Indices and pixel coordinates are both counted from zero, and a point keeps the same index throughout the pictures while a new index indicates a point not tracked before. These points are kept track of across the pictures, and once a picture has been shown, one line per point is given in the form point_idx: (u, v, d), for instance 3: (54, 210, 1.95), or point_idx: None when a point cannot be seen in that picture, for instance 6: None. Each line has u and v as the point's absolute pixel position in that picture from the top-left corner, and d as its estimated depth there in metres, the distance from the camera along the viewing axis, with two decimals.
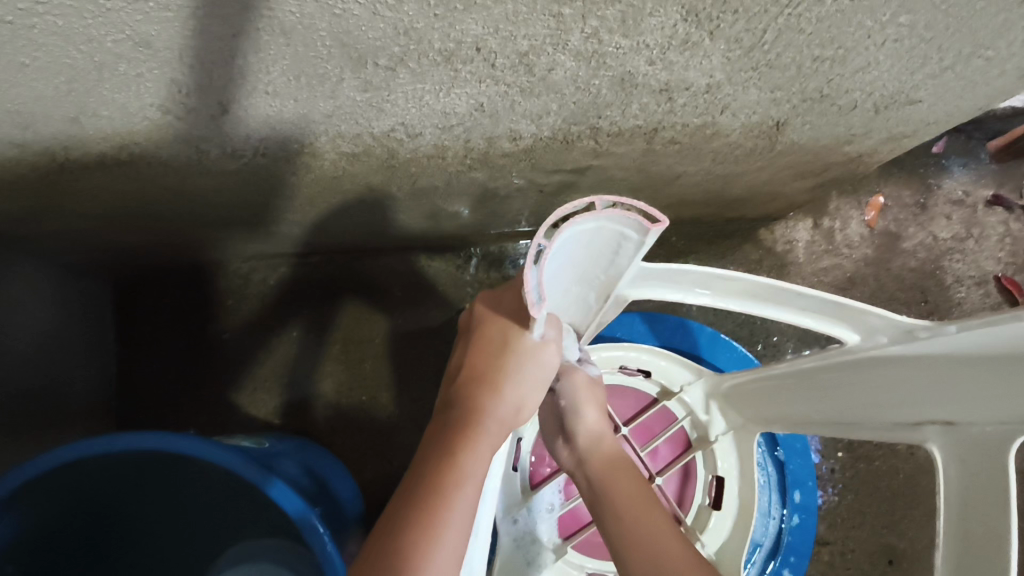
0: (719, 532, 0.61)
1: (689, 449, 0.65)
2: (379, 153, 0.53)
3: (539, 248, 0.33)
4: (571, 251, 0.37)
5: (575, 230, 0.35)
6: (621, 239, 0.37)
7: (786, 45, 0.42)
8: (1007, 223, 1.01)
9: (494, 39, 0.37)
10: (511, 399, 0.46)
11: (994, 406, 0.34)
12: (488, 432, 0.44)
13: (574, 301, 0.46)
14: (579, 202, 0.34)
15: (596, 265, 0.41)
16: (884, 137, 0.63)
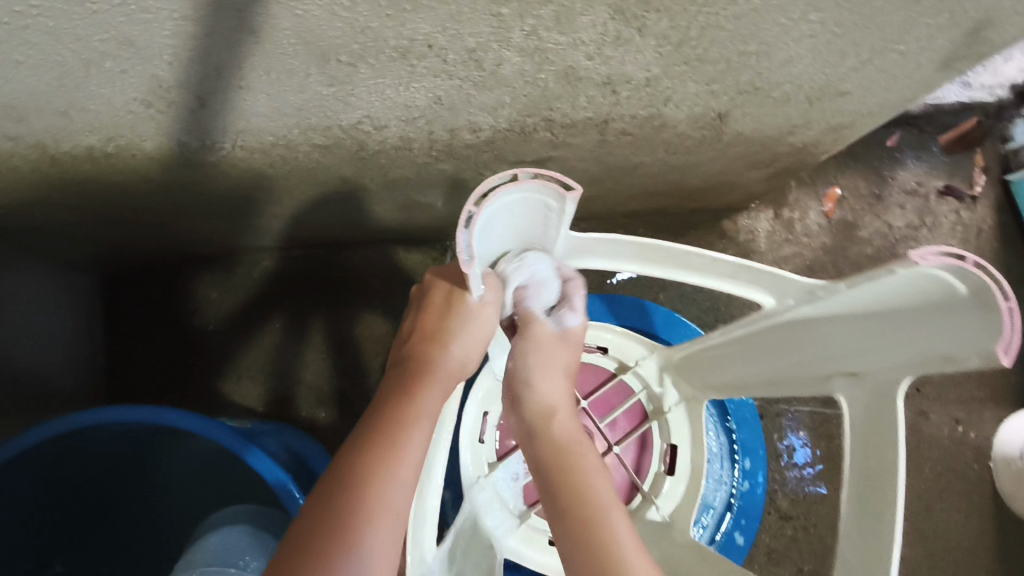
0: (673, 497, 0.66)
1: (645, 421, 0.69)
2: (349, 145, 0.58)
3: (469, 213, 0.40)
4: (502, 218, 0.44)
5: (501, 199, 0.42)
6: (544, 205, 0.45)
7: (710, 41, 0.47)
8: (958, 212, 1.10)
9: (443, 37, 0.42)
10: (459, 353, 0.54)
11: (885, 355, 0.43)
12: (438, 380, 0.53)
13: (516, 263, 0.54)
14: (504, 174, 0.41)
15: (529, 228, 0.49)
16: (824, 128, 0.70)
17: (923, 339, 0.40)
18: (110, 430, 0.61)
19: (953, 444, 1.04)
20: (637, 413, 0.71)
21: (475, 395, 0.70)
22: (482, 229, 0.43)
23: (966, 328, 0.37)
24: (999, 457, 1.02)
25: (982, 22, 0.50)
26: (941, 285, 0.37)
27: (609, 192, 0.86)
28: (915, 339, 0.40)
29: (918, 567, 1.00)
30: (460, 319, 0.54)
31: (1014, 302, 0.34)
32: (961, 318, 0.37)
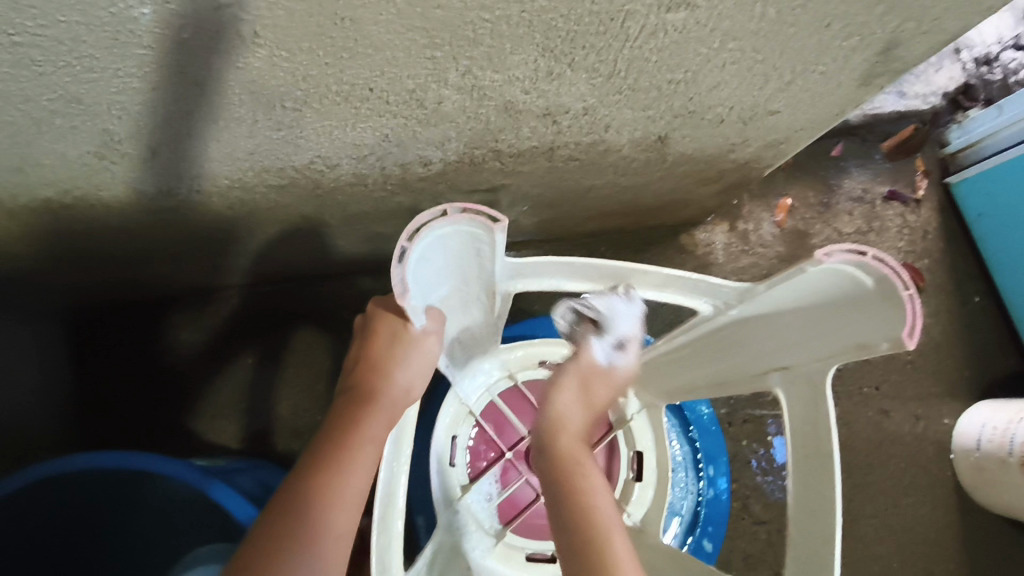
0: (642, 502, 0.69)
1: (611, 432, 0.71)
2: (303, 184, 0.59)
3: (402, 248, 0.43)
4: (436, 251, 0.47)
5: (432, 233, 0.44)
6: (476, 240, 0.47)
7: (638, 72, 0.50)
8: (903, 215, 1.15)
9: (382, 80, 0.44)
10: (402, 382, 0.55)
11: (812, 349, 0.50)
12: (381, 410, 0.53)
13: (457, 294, 0.56)
14: (434, 211, 0.44)
15: (466, 262, 0.51)
16: (762, 144, 0.74)
17: (841, 331, 0.46)
18: (77, 477, 0.61)
19: (914, 439, 1.07)
20: (603, 424, 0.72)
21: (442, 419, 0.70)
22: (416, 263, 0.45)
23: (874, 319, 0.43)
24: (958, 449, 1.05)
25: (890, 43, 0.54)
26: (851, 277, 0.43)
27: (567, 214, 0.89)
28: (834, 332, 0.47)
29: (890, 563, 1.03)
30: (406, 350, 0.54)
31: (913, 290, 0.40)
32: (872, 308, 0.43)
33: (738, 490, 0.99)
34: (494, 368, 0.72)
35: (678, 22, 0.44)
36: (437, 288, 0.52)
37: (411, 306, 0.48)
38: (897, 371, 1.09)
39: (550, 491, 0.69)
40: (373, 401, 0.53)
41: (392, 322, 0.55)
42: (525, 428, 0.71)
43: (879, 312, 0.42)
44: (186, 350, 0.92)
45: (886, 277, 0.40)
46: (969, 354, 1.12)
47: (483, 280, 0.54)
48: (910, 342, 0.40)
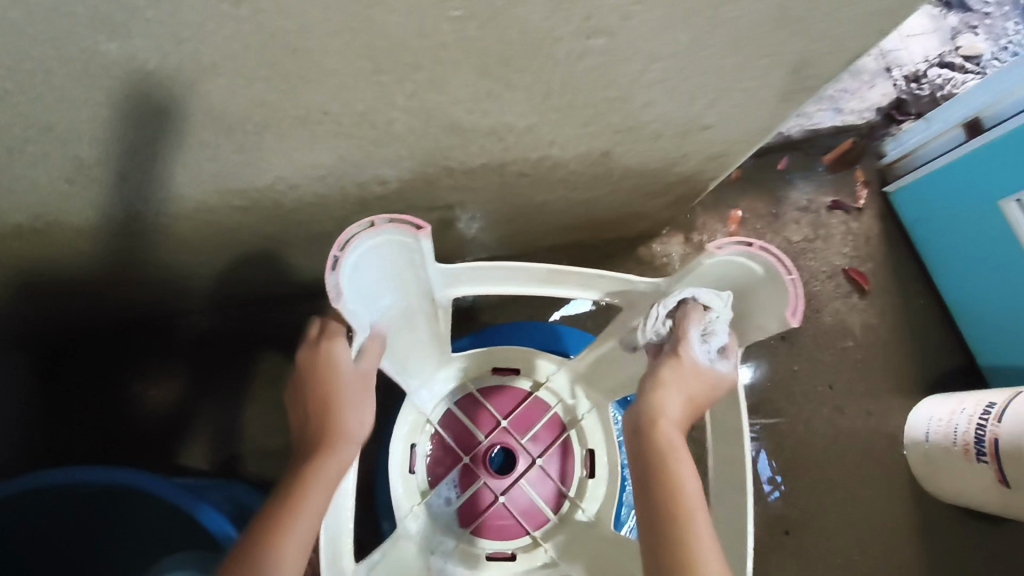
0: (596, 498, 0.72)
1: (563, 432, 0.74)
2: (266, 204, 0.63)
3: (335, 256, 0.46)
4: (369, 262, 0.50)
5: (362, 242, 0.48)
6: (407, 246, 0.51)
7: (573, 91, 0.54)
8: (847, 223, 1.22)
9: (334, 104, 0.48)
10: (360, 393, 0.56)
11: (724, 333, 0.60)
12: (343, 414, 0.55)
13: (399, 308, 0.59)
14: (361, 222, 0.47)
15: (402, 272, 0.54)
16: (702, 157, 0.79)
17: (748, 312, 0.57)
18: (58, 492, 0.63)
19: (868, 435, 1.12)
20: (556, 424, 0.74)
21: (401, 427, 0.74)
22: (352, 271, 0.49)
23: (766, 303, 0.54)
24: (910, 442, 1.10)
25: (801, 61, 0.60)
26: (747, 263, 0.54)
27: (525, 229, 0.94)
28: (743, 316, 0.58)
29: (851, 556, 1.07)
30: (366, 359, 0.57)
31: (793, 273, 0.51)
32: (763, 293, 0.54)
33: None
34: (448, 377, 0.76)
35: (602, 46, 0.48)
36: (376, 301, 0.55)
37: (353, 314, 0.51)
38: (848, 370, 1.15)
39: (506, 492, 0.71)
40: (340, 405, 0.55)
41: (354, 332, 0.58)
42: (481, 433, 0.73)
43: (771, 296, 0.53)
44: (158, 374, 0.93)
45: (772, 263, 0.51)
46: (915, 352, 1.18)
47: (420, 289, 0.58)
48: (793, 319, 0.51)
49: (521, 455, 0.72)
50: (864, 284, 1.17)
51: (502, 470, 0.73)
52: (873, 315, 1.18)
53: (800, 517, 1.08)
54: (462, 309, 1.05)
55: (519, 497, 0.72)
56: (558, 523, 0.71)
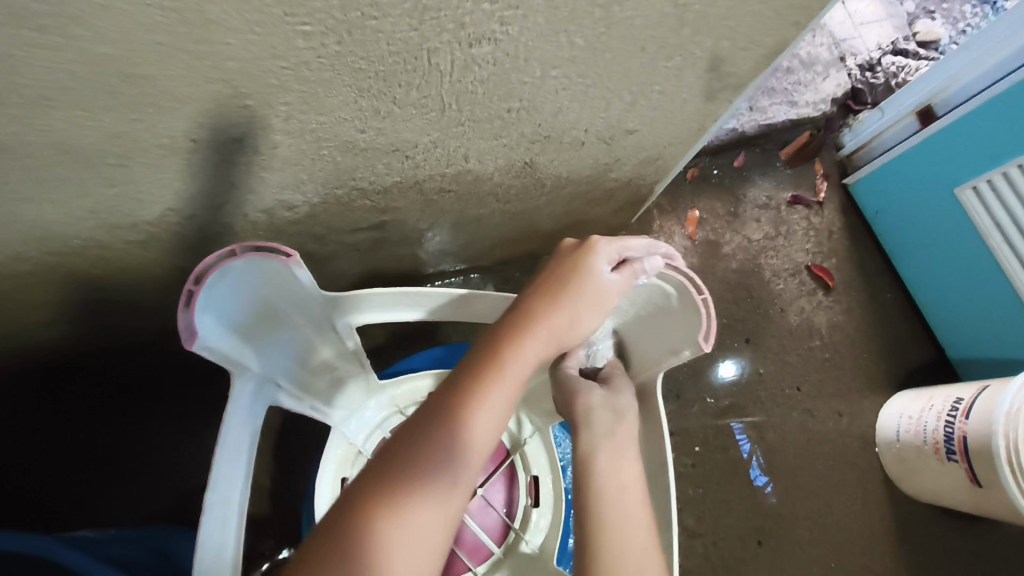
0: (541, 528, 0.70)
1: (508, 457, 0.72)
2: (166, 237, 0.60)
3: (188, 290, 0.44)
4: (236, 292, 0.48)
5: (224, 273, 0.46)
6: (282, 271, 0.49)
7: (470, 103, 0.51)
8: (808, 218, 1.19)
9: (202, 130, 0.45)
10: (557, 323, 0.55)
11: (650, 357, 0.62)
12: (531, 343, 0.54)
13: (288, 334, 0.58)
14: (219, 253, 0.45)
15: (279, 297, 0.53)
16: (638, 161, 0.76)
17: (665, 337, 0.60)
18: None
19: (840, 436, 1.09)
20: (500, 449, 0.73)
21: (330, 463, 0.72)
22: (212, 305, 0.46)
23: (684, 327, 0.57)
24: (882, 442, 1.07)
25: (716, 60, 0.57)
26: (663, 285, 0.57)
27: (468, 243, 0.90)
28: (663, 341, 0.60)
29: (828, 563, 1.03)
30: (579, 282, 0.56)
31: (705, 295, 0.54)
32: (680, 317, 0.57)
33: None
34: (382, 405, 0.76)
35: (487, 55, 0.45)
36: (252, 330, 0.53)
37: (221, 347, 0.49)
38: (816, 370, 1.12)
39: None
40: (514, 332, 0.54)
41: (556, 273, 0.58)
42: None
43: (687, 321, 0.56)
44: (92, 417, 0.89)
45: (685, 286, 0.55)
46: (884, 347, 1.15)
47: (306, 312, 0.57)
48: (705, 345, 0.54)
49: None
50: (827, 280, 1.14)
51: None
52: (839, 312, 1.15)
53: (773, 525, 1.04)
54: None
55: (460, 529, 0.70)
56: (501, 558, 0.70)
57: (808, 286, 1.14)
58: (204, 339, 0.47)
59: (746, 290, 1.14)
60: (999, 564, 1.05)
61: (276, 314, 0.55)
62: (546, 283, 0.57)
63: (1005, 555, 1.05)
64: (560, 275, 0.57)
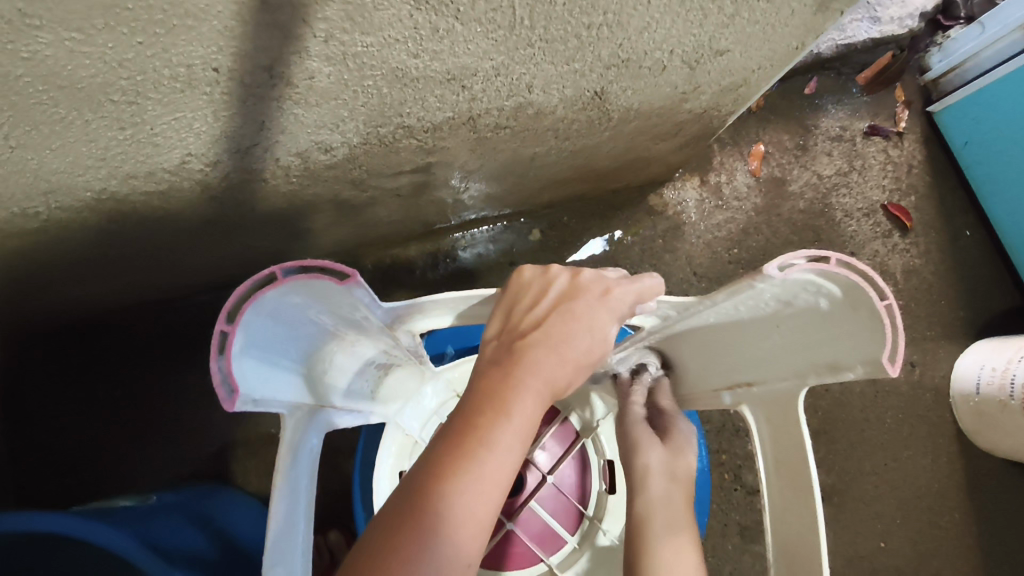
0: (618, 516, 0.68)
1: (576, 439, 0.71)
2: (189, 187, 0.52)
3: (218, 334, 0.36)
4: (276, 321, 0.40)
5: (262, 303, 0.37)
6: (332, 288, 0.41)
7: (546, 18, 0.42)
8: (885, 150, 1.07)
9: (224, 57, 0.36)
10: (550, 372, 0.44)
11: (793, 357, 0.49)
12: (522, 399, 0.41)
13: (340, 355, 0.49)
14: (257, 276, 0.37)
15: (331, 316, 0.45)
16: (718, 90, 0.66)
17: (815, 344, 0.46)
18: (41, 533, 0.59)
19: (911, 388, 1.02)
20: (568, 434, 0.72)
21: (388, 452, 0.68)
22: (248, 343, 0.38)
23: (856, 335, 0.43)
24: (957, 395, 1.00)
25: None
26: (819, 284, 0.42)
27: (516, 186, 0.82)
28: (805, 347, 0.47)
29: (892, 520, 0.98)
30: (562, 323, 0.46)
31: (890, 300, 0.40)
32: (850, 324, 0.43)
33: (729, 461, 0.92)
34: (440, 392, 0.69)
35: None
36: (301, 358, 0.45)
37: (268, 391, 0.41)
38: None
39: (518, 515, 0.70)
40: (508, 366, 0.43)
41: (521, 319, 0.47)
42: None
43: (858, 329, 0.42)
44: (122, 375, 0.86)
45: (860, 286, 0.39)
46: (965, 293, 1.05)
47: (359, 327, 0.48)
48: (895, 371, 0.40)
49: (531, 470, 0.71)
50: (905, 220, 1.03)
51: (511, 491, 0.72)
52: (916, 255, 1.05)
53: (836, 482, 0.99)
54: (456, 276, 0.96)
55: (533, 520, 0.70)
56: (576, 549, 0.69)
57: (883, 228, 1.04)
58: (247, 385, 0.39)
59: (814, 232, 1.04)
60: None
61: (324, 333, 0.46)
62: (516, 331, 0.46)
63: None
64: (529, 320, 0.46)
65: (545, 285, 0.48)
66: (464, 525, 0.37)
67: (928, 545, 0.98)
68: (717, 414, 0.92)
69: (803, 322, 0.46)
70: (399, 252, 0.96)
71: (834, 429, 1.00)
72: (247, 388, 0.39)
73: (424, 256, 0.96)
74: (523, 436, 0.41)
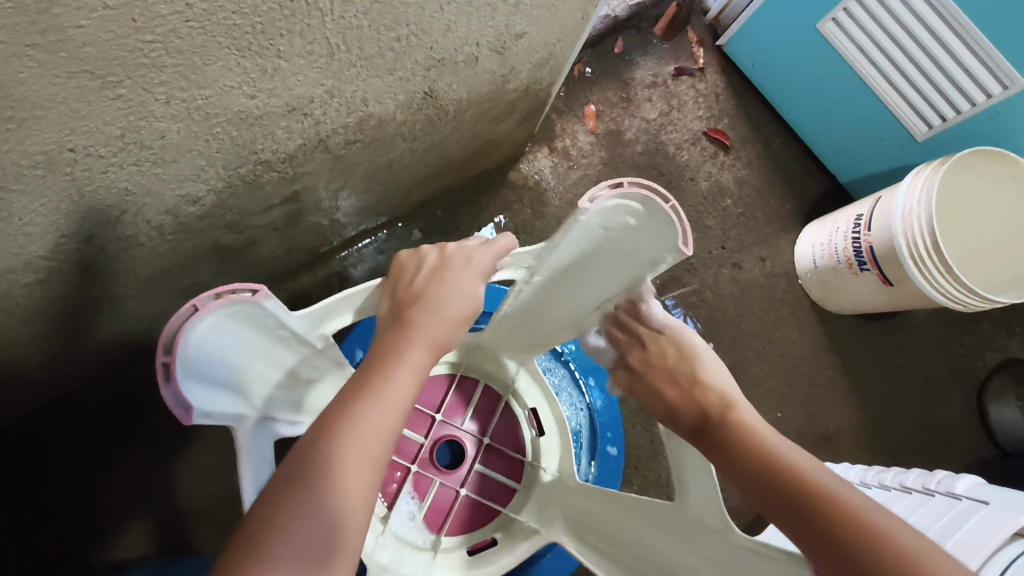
0: (552, 451, 0.79)
1: (500, 400, 0.82)
2: (67, 268, 0.54)
3: (159, 365, 0.43)
4: (211, 347, 0.47)
5: (193, 333, 0.44)
6: (253, 313, 0.46)
7: (358, 40, 0.48)
8: (694, 86, 1.23)
9: (77, 137, 0.40)
10: (433, 330, 0.52)
11: (625, 273, 0.59)
12: (410, 351, 0.49)
13: (273, 369, 0.56)
14: (180, 311, 0.43)
15: (258, 337, 0.51)
16: (532, 66, 0.76)
17: (638, 252, 0.56)
18: None
19: (767, 278, 1.19)
20: (492, 397, 0.82)
21: None
22: (189, 370, 0.45)
23: (657, 239, 0.53)
24: (803, 273, 1.17)
25: None
26: (623, 208, 0.52)
27: (384, 193, 0.87)
28: (632, 261, 0.57)
29: (783, 392, 1.15)
30: (438, 292, 0.54)
31: (671, 202, 0.50)
32: (651, 232, 0.53)
33: None
34: None
35: None
36: (240, 375, 0.52)
37: (215, 405, 0.49)
38: (735, 226, 1.19)
39: (467, 480, 0.78)
40: (401, 327, 0.51)
41: (404, 294, 0.54)
42: (420, 436, 0.78)
43: (657, 233, 0.52)
44: (43, 480, 0.84)
45: (648, 198, 0.50)
46: (787, 188, 1.23)
47: (285, 344, 0.54)
48: (686, 251, 0.50)
49: (468, 439, 0.80)
50: (724, 140, 1.20)
51: (452, 464, 0.79)
52: (741, 167, 1.22)
53: (729, 374, 1.14)
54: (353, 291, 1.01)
55: (478, 481, 0.79)
56: (525, 492, 0.78)
57: (709, 151, 1.20)
58: (196, 402, 0.46)
59: (656, 169, 1.18)
60: (916, 346, 1.20)
61: (255, 354, 0.52)
62: (401, 305, 0.53)
63: (919, 338, 1.21)
64: (410, 294, 0.54)
65: (420, 262, 0.56)
66: (365, 451, 0.43)
67: (814, 402, 1.16)
68: None
69: (622, 242, 0.56)
70: (292, 285, 0.99)
71: (715, 331, 1.15)
72: (196, 403, 0.47)
73: (318, 282, 1.00)
74: (412, 381, 0.48)
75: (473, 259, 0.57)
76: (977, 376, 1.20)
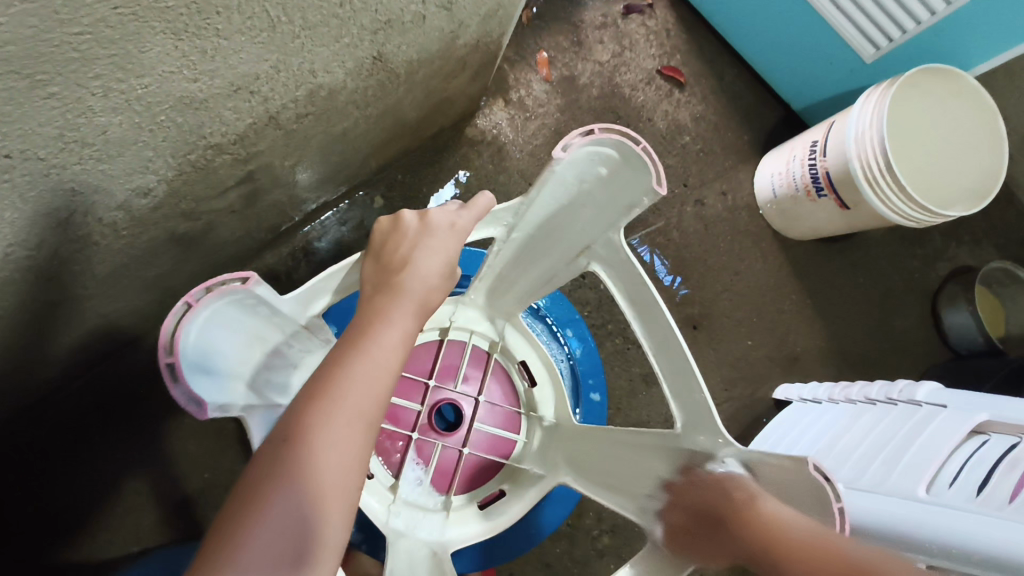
0: (546, 400, 0.81)
1: (488, 358, 0.83)
2: (21, 276, 0.52)
3: (166, 366, 0.43)
4: (209, 342, 0.48)
5: (190, 328, 0.45)
6: (242, 299, 0.48)
7: (300, 10, 0.46)
8: (644, 23, 1.21)
9: (13, 142, 0.38)
10: (416, 288, 0.52)
11: (604, 219, 0.60)
12: (397, 311, 0.49)
13: (273, 359, 0.57)
14: (174, 310, 0.44)
15: (251, 327, 0.52)
16: (481, 18, 0.73)
17: (613, 198, 0.57)
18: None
19: (730, 212, 1.21)
20: (479, 357, 0.83)
21: None
22: (195, 367, 0.46)
23: (633, 180, 0.54)
24: (763, 203, 1.20)
25: None
26: (596, 154, 0.54)
27: (342, 163, 0.85)
28: (610, 206, 0.58)
29: (751, 320, 1.19)
30: (420, 255, 0.53)
31: (643, 142, 0.52)
32: (626, 175, 0.54)
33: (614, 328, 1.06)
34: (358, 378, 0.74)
35: None
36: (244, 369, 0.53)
37: (228, 398, 0.50)
38: (695, 163, 1.20)
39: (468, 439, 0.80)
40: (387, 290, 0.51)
41: (387, 257, 0.53)
42: (416, 403, 0.80)
43: (631, 175, 0.54)
44: (29, 487, 0.84)
45: (621, 141, 0.51)
46: (743, 119, 1.24)
47: (280, 332, 0.55)
48: (661, 187, 0.52)
49: (464, 400, 0.81)
50: (678, 77, 1.19)
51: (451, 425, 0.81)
52: (697, 103, 1.22)
53: (700, 308, 1.17)
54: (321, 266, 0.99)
55: (477, 438, 0.81)
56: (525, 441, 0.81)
57: (664, 90, 1.19)
58: (208, 396, 0.47)
59: (613, 112, 1.17)
60: (872, 264, 1.25)
61: (253, 345, 0.53)
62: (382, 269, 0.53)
63: (875, 255, 1.26)
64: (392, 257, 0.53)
65: (400, 226, 0.55)
66: (355, 411, 0.43)
67: (781, 326, 1.21)
68: (592, 294, 1.03)
69: (598, 190, 0.57)
70: (257, 264, 0.97)
71: (683, 269, 1.18)
72: (211, 398, 0.47)
73: (284, 259, 0.98)
74: (400, 339, 0.48)
75: (458, 224, 0.55)
76: (930, 286, 1.26)
